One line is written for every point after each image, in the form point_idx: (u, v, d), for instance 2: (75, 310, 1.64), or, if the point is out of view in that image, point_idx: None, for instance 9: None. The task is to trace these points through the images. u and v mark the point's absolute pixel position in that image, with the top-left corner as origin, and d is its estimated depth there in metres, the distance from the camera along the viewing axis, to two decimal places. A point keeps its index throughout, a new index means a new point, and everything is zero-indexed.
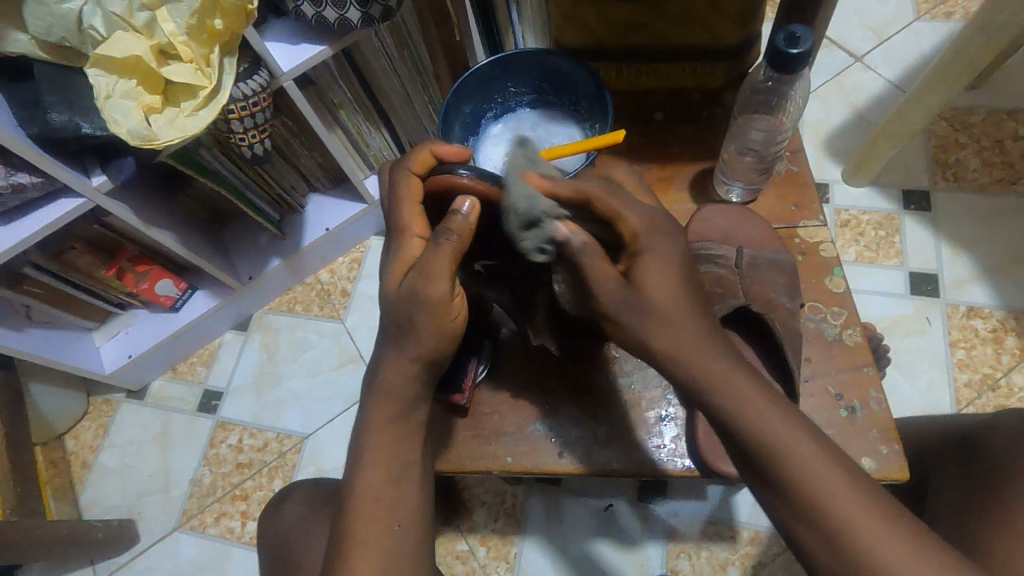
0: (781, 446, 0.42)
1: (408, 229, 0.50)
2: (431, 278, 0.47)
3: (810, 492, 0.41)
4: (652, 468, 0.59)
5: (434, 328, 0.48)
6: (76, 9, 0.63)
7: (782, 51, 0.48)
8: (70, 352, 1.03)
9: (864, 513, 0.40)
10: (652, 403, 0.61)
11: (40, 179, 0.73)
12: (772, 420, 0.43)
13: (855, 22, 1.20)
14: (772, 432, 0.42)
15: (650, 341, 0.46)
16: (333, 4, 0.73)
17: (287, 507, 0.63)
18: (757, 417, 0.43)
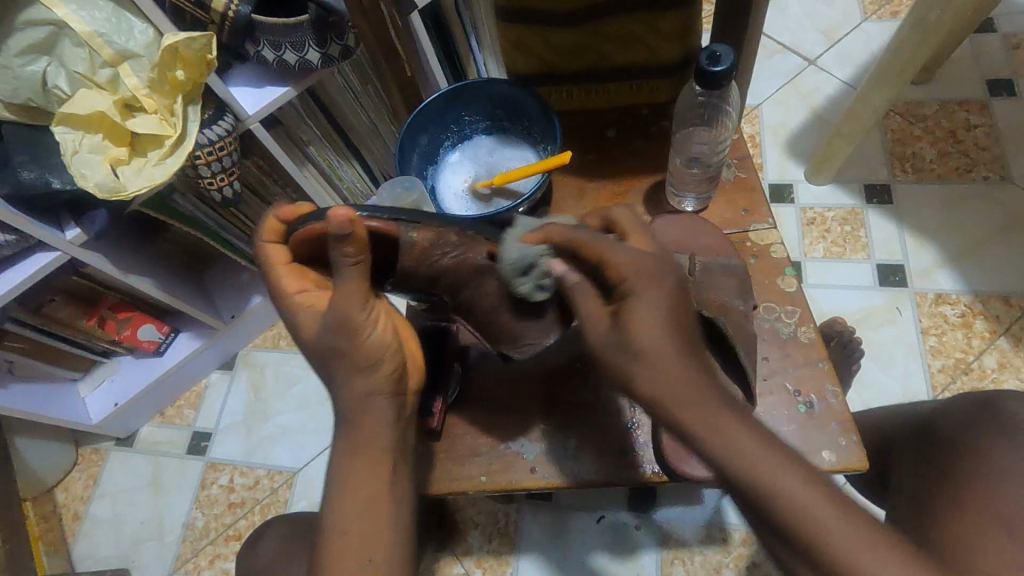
0: (788, 502, 0.38)
1: (288, 293, 0.51)
2: (341, 310, 0.47)
3: (811, 532, 0.38)
4: (624, 477, 0.60)
5: (365, 349, 0.48)
6: (40, 71, 0.65)
7: (704, 69, 0.50)
8: (55, 404, 1.03)
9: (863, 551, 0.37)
10: (620, 413, 0.62)
11: (14, 237, 0.74)
12: (777, 475, 0.39)
13: (806, 27, 1.24)
14: (764, 469, 0.39)
15: (637, 385, 0.43)
16: (292, 47, 0.75)
17: (272, 543, 0.63)
18: (757, 469, 0.39)
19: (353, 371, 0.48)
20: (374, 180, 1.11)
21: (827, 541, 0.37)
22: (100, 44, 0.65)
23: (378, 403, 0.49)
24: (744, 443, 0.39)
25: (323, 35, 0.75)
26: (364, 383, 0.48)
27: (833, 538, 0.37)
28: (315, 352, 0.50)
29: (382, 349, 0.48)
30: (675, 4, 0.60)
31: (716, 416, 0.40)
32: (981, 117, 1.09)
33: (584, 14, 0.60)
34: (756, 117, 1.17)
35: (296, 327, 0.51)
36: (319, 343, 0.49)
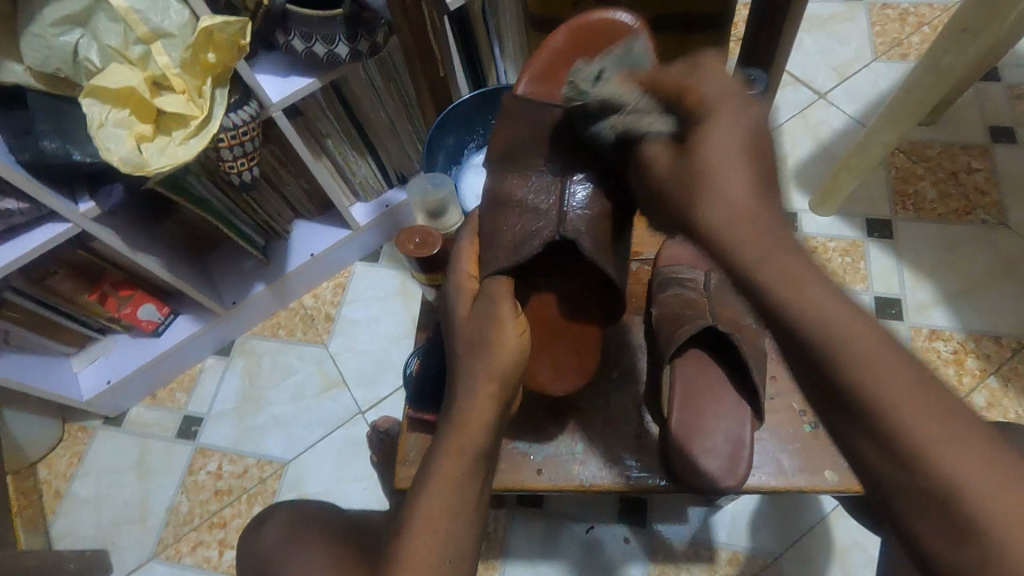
0: (846, 347, 0.38)
1: (461, 274, 0.62)
2: (494, 307, 0.56)
3: (882, 394, 0.37)
4: (627, 484, 0.60)
5: (504, 350, 0.54)
6: (73, 42, 0.65)
7: (740, 92, 0.51)
8: (48, 377, 1.02)
9: (933, 426, 0.36)
10: (628, 422, 0.63)
11: (28, 205, 0.75)
12: (822, 306, 0.39)
13: (819, 61, 1.28)
14: (826, 320, 0.39)
15: (724, 243, 0.44)
16: (322, 40, 0.76)
17: (269, 529, 0.63)
18: (806, 289, 0.40)
19: (486, 364, 0.53)
20: (387, 178, 1.12)
21: (894, 416, 0.36)
22: (136, 21, 0.65)
23: (461, 398, 0.53)
24: (827, 310, 0.39)
25: (354, 30, 0.76)
26: (495, 379, 0.53)
27: (908, 418, 0.36)
28: (460, 326, 0.57)
29: (514, 354, 0.54)
30: None
31: (785, 268, 0.41)
32: (981, 162, 1.12)
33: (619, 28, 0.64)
34: (766, 144, 1.20)
35: (452, 308, 0.60)
36: (467, 330, 0.56)
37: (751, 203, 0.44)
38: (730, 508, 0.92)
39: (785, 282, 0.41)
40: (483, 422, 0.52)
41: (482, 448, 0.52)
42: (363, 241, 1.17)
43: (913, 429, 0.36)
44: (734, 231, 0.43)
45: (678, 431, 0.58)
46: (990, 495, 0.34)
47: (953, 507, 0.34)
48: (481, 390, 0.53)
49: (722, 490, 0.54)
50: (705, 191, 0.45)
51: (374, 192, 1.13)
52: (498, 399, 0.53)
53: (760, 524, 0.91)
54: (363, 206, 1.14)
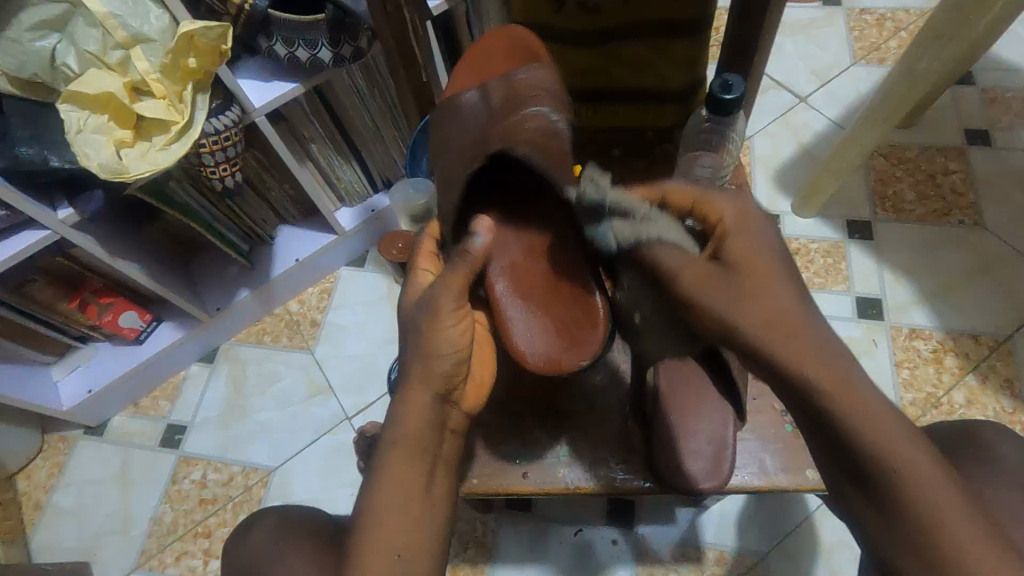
0: (864, 427, 0.43)
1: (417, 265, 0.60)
2: (435, 297, 0.55)
3: (896, 465, 0.43)
4: (613, 487, 0.61)
5: (448, 347, 0.53)
6: (50, 48, 0.64)
7: (718, 96, 0.52)
8: (26, 386, 1.00)
9: (920, 465, 0.43)
10: (612, 424, 0.64)
11: (4, 213, 0.73)
12: (857, 398, 0.44)
13: (799, 66, 1.30)
14: (843, 386, 0.44)
15: (732, 319, 0.49)
16: (305, 45, 0.75)
17: (253, 535, 0.62)
18: (845, 385, 0.44)
19: (428, 363, 0.53)
20: (373, 183, 1.11)
21: (871, 436, 0.43)
22: (115, 26, 0.65)
23: (402, 398, 0.53)
24: (859, 387, 0.44)
25: (337, 35, 0.75)
26: (434, 376, 0.53)
27: (896, 455, 0.43)
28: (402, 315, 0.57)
29: (453, 349, 0.54)
30: (684, 33, 0.63)
31: (798, 347, 0.46)
32: (958, 164, 1.15)
33: (601, 34, 0.63)
34: (749, 147, 1.21)
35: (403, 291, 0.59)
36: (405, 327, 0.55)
37: (768, 276, 0.50)
38: (717, 508, 0.93)
39: (786, 341, 0.46)
40: (431, 422, 0.52)
41: (433, 442, 0.52)
42: (351, 245, 1.16)
43: (866, 435, 0.43)
44: (726, 306, 0.49)
45: (661, 433, 0.58)
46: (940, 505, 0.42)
47: (901, 496, 0.43)
48: (422, 388, 0.53)
49: (704, 491, 0.55)
50: (712, 289, 0.50)
51: (360, 196, 1.13)
52: (445, 392, 0.53)
53: (747, 523, 0.92)
54: (348, 211, 1.14)
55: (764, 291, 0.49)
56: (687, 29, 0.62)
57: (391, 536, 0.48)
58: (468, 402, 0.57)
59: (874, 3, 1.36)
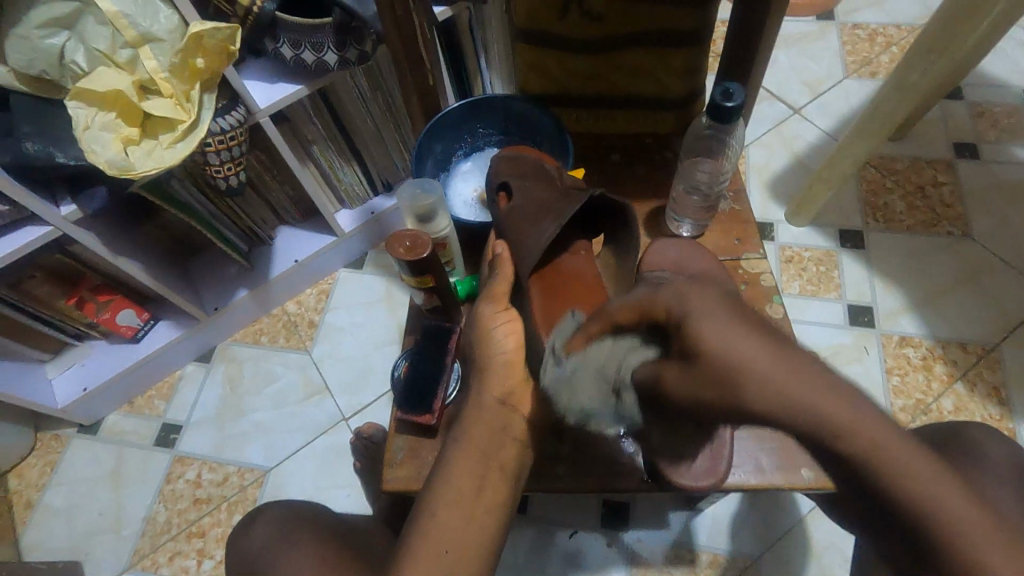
0: (895, 477, 0.36)
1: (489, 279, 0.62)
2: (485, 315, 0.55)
3: (916, 506, 0.36)
4: (612, 483, 0.60)
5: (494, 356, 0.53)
6: (59, 45, 0.65)
7: (719, 103, 0.52)
8: (21, 383, 0.99)
9: (943, 491, 0.36)
10: None
11: (7, 208, 0.74)
12: (879, 452, 0.36)
13: (793, 78, 1.32)
14: (852, 429, 0.36)
15: (754, 407, 0.37)
16: (311, 47, 0.77)
17: (256, 529, 0.62)
18: (848, 439, 0.36)
19: (484, 369, 0.53)
20: (373, 186, 1.12)
21: (892, 468, 0.36)
22: (125, 25, 0.65)
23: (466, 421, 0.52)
24: (869, 430, 0.36)
25: (343, 39, 0.77)
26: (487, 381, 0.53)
27: (892, 467, 0.36)
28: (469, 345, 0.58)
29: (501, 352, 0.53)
30: (685, 43, 0.64)
31: (816, 396, 0.36)
32: (946, 176, 1.17)
33: (602, 43, 0.65)
34: (743, 157, 1.24)
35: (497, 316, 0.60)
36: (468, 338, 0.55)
37: (759, 355, 0.37)
38: (711, 511, 0.94)
39: (805, 421, 0.36)
40: (493, 425, 0.52)
41: (491, 446, 0.51)
42: (349, 247, 1.17)
43: (891, 475, 0.36)
44: (762, 398, 0.36)
45: None
46: (979, 541, 0.35)
47: (916, 518, 0.36)
48: (486, 390, 0.52)
49: (701, 488, 0.52)
50: (717, 381, 0.37)
51: (360, 199, 1.14)
52: (500, 395, 0.52)
53: (740, 527, 0.93)
54: (348, 212, 1.14)
55: (756, 374, 0.36)
56: (687, 40, 0.64)
57: (448, 530, 0.48)
58: (530, 406, 0.54)
59: (866, 18, 1.39)
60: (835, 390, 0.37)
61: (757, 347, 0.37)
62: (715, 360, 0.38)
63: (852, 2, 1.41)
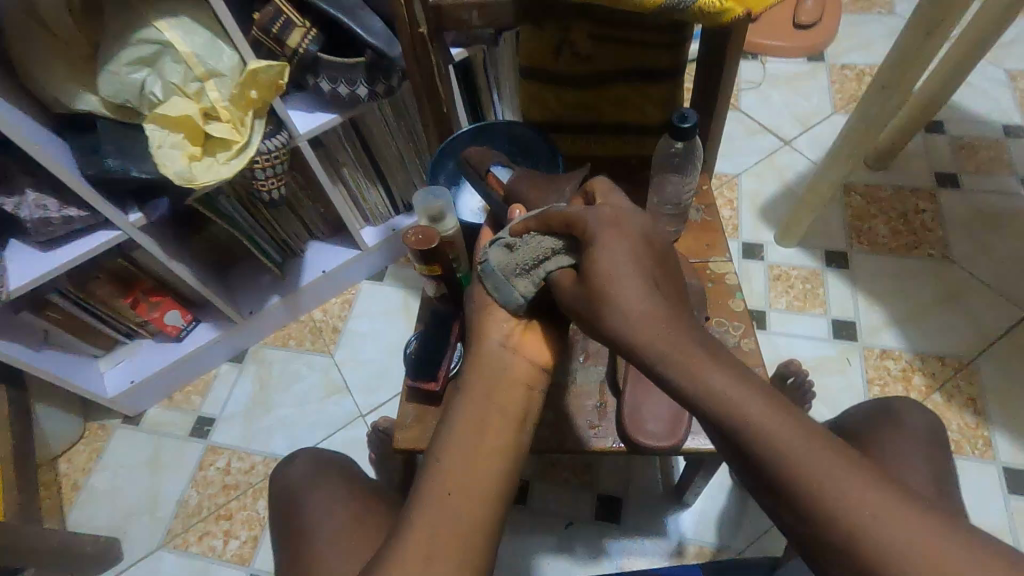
0: (764, 443, 0.41)
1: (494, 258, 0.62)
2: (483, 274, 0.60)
3: (799, 467, 0.40)
4: (586, 449, 0.64)
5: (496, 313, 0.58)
6: (141, 79, 0.79)
7: (675, 123, 0.63)
8: (79, 374, 1.11)
9: (807, 453, 0.40)
10: (590, 395, 0.67)
11: (87, 214, 0.87)
12: (751, 415, 0.42)
13: (785, 113, 1.43)
14: (730, 408, 0.42)
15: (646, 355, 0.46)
16: (346, 82, 0.90)
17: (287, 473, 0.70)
18: (736, 407, 0.42)
19: (484, 315, 0.58)
20: (395, 207, 1.25)
21: (778, 450, 0.40)
22: (196, 63, 0.80)
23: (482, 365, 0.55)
24: (743, 405, 0.42)
25: (373, 75, 0.90)
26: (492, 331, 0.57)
27: (778, 441, 0.40)
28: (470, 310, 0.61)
29: (498, 305, 0.58)
30: (659, 78, 0.76)
31: (718, 385, 0.43)
32: (927, 203, 1.25)
33: (590, 79, 0.76)
34: (736, 184, 1.34)
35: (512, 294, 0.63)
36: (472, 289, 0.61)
37: (653, 323, 0.46)
38: (699, 507, 1.00)
39: (717, 379, 0.43)
40: (496, 365, 0.55)
41: (501, 382, 0.55)
42: (370, 262, 1.29)
43: (780, 444, 0.40)
44: (680, 373, 0.44)
45: (631, 398, 0.63)
46: (846, 494, 0.38)
47: (790, 483, 0.40)
48: (490, 334, 0.57)
49: (663, 448, 0.60)
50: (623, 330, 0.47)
51: (383, 217, 1.26)
52: (506, 341, 0.56)
53: (727, 523, 0.99)
54: (372, 229, 1.27)
55: (646, 330, 0.46)
56: (661, 77, 0.75)
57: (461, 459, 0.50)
58: (532, 350, 0.57)
59: (853, 59, 1.50)
60: (756, 384, 0.43)
61: (668, 334, 0.45)
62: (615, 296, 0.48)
63: (841, 46, 1.53)
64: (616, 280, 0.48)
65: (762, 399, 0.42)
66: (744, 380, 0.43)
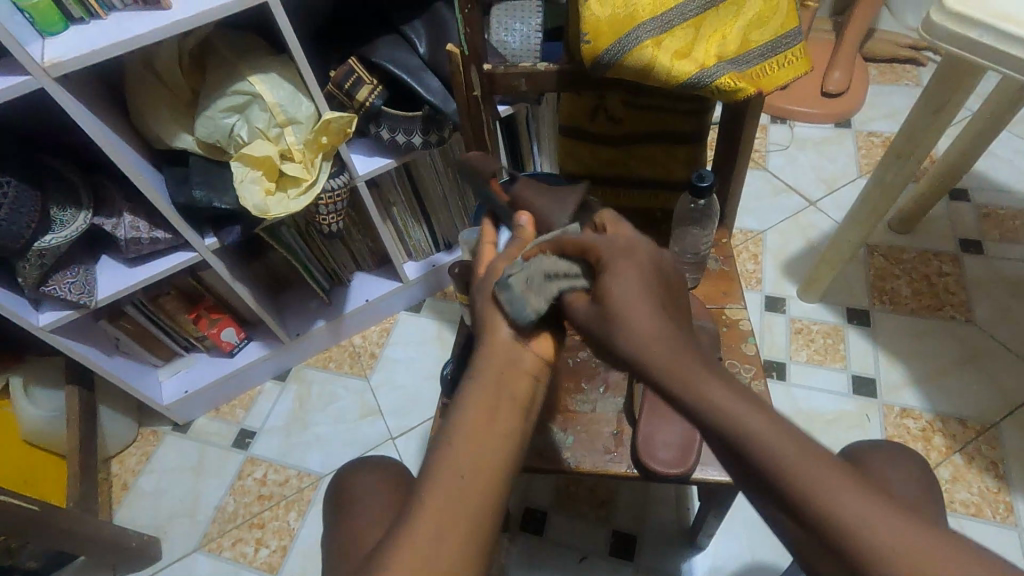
0: (718, 416, 0.40)
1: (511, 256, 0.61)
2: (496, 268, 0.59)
3: (752, 440, 0.39)
4: (601, 471, 0.70)
5: (512, 300, 0.56)
6: (231, 123, 0.91)
7: (694, 183, 0.70)
8: (141, 380, 1.22)
9: (768, 434, 0.39)
10: (607, 423, 0.73)
11: (171, 236, 0.99)
12: (709, 393, 0.41)
13: (811, 175, 1.50)
14: (683, 378, 0.42)
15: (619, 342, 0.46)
16: (404, 132, 1.02)
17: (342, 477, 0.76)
18: (690, 383, 0.42)
19: (498, 297, 0.56)
20: (437, 244, 1.35)
21: (730, 421, 0.40)
22: (278, 111, 0.92)
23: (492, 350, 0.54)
24: (697, 379, 0.42)
25: (428, 126, 1.01)
26: (503, 316, 0.55)
27: (724, 412, 0.40)
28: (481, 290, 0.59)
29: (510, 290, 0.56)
30: (685, 142, 0.84)
31: (674, 361, 0.43)
32: (952, 267, 1.28)
33: (622, 139, 0.85)
34: (761, 240, 1.39)
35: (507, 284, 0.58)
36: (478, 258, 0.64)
37: (633, 303, 0.47)
38: (713, 551, 1.02)
39: (671, 358, 0.43)
40: (507, 356, 0.54)
41: (506, 370, 0.53)
42: (410, 294, 1.39)
43: (732, 415, 0.40)
44: (642, 353, 0.44)
45: (646, 427, 0.68)
46: (786, 460, 0.38)
47: (740, 448, 0.40)
48: (501, 321, 0.55)
49: (672, 474, 0.66)
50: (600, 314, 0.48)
51: (424, 253, 1.36)
52: (516, 329, 0.55)
53: (741, 570, 1.00)
54: (414, 264, 1.37)
55: (626, 314, 0.46)
56: (687, 140, 0.84)
57: (458, 455, 0.48)
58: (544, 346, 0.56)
59: (879, 127, 1.57)
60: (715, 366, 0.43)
61: (643, 316, 0.46)
62: (604, 287, 0.49)
63: (867, 114, 1.60)
64: (610, 271, 0.50)
65: (720, 379, 0.42)
66: (705, 362, 0.43)
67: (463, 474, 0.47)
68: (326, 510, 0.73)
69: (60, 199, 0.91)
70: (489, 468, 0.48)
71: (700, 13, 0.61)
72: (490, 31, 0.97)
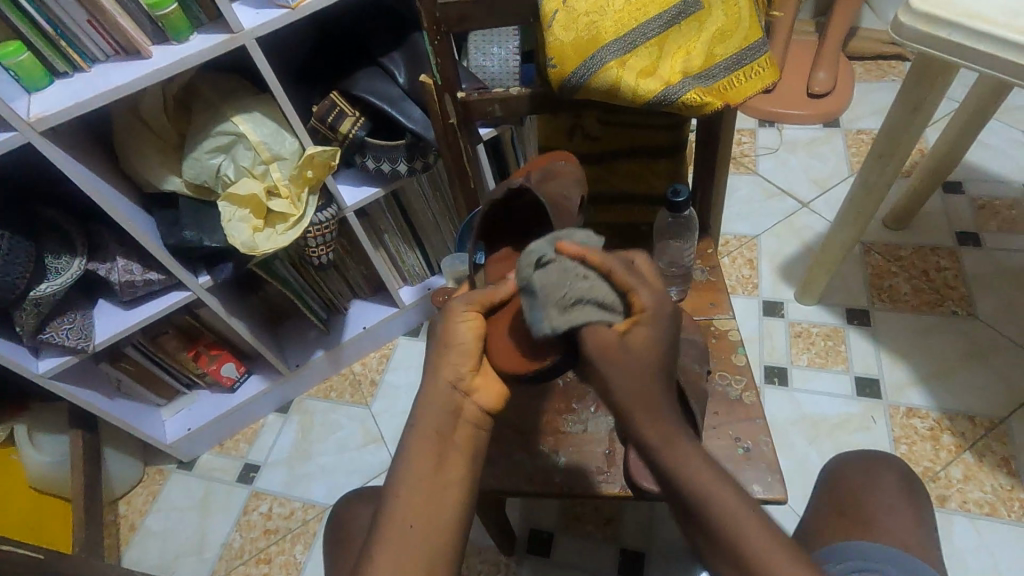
0: (685, 478, 0.52)
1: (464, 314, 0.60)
2: (449, 325, 0.59)
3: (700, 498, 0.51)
4: (594, 492, 0.70)
5: (458, 354, 0.58)
6: (217, 163, 0.93)
7: (669, 198, 0.71)
8: (144, 420, 1.22)
9: (721, 495, 0.51)
10: (599, 443, 0.72)
11: (164, 277, 1.01)
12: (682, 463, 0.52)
13: (802, 177, 1.49)
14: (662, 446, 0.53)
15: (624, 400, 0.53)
16: (389, 160, 1.03)
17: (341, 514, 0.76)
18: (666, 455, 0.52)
19: (444, 351, 0.58)
20: (431, 268, 1.35)
21: (690, 482, 0.52)
22: (264, 149, 0.93)
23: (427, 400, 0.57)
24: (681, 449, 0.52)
25: (412, 154, 1.03)
26: (451, 367, 0.58)
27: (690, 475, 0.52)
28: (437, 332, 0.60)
29: (460, 342, 0.59)
30: (664, 155, 0.84)
31: (661, 435, 0.53)
32: (950, 262, 1.27)
33: (601, 156, 0.86)
34: (755, 244, 1.39)
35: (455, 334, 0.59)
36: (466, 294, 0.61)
37: (643, 366, 0.53)
38: None
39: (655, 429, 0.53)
40: (444, 409, 0.57)
41: (447, 425, 0.57)
42: (407, 319, 1.39)
43: (693, 482, 0.51)
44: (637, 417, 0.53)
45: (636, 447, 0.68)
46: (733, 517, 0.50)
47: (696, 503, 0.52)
48: (446, 371, 0.58)
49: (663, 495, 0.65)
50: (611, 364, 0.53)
51: (419, 278, 1.36)
52: (458, 383, 0.58)
53: None
54: (409, 289, 1.37)
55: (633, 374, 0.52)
56: (665, 153, 0.84)
57: (409, 513, 0.54)
58: (485, 394, 0.59)
59: (868, 125, 1.57)
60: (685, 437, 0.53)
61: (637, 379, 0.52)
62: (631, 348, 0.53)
63: (855, 112, 1.60)
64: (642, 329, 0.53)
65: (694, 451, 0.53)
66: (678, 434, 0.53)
67: (416, 519, 0.54)
68: (326, 552, 0.74)
69: (55, 248, 0.92)
70: (437, 521, 0.54)
71: (662, 31, 0.61)
72: (467, 57, 0.99)
